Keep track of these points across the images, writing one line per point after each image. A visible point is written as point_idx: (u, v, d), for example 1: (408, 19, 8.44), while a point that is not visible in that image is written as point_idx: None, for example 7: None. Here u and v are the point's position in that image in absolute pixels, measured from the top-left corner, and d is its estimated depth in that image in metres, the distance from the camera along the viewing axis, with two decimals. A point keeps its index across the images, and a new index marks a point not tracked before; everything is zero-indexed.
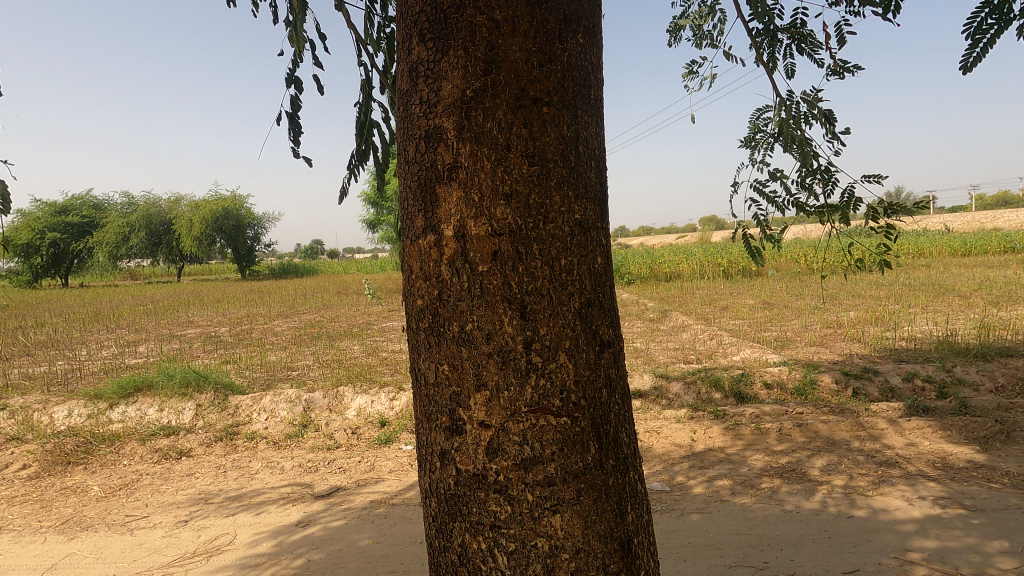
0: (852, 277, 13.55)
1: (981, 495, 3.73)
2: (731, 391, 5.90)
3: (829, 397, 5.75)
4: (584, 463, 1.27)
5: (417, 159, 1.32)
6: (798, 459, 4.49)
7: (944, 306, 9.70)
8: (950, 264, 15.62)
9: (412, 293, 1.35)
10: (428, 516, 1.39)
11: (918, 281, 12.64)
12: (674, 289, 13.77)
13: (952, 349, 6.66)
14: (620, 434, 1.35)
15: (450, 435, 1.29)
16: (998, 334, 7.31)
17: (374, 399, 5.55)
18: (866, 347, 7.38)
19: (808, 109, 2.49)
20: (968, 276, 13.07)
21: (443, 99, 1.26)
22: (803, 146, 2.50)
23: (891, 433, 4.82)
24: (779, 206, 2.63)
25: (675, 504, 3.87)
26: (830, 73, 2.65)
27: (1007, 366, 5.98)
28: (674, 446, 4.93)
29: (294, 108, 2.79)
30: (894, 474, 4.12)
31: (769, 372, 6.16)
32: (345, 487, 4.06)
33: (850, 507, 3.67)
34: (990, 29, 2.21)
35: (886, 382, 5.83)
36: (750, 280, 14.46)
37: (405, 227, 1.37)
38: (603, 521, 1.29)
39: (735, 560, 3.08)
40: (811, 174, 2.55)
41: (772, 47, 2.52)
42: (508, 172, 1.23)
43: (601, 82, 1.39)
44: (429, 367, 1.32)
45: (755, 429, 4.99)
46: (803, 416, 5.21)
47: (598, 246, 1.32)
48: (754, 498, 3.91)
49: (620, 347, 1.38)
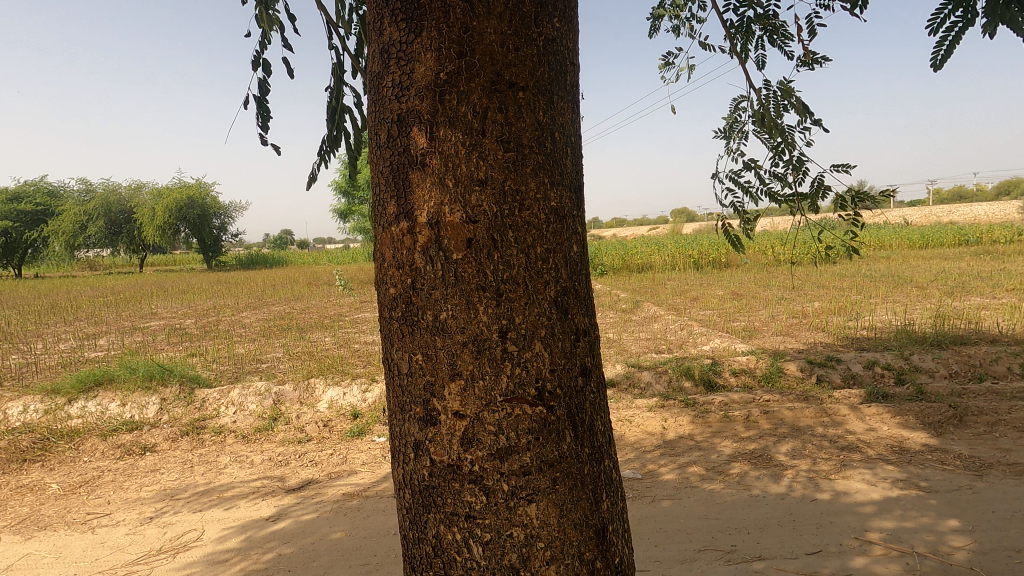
0: (817, 268, 13.96)
1: (935, 477, 3.92)
2: (701, 380, 6.01)
3: (794, 384, 5.92)
4: (559, 452, 1.27)
5: (389, 144, 1.29)
6: (764, 445, 4.62)
7: (901, 297, 10.07)
8: (910, 256, 16.18)
9: (384, 282, 1.33)
10: (401, 508, 1.38)
11: (879, 272, 13.09)
12: (646, 282, 13.86)
13: (910, 338, 6.91)
14: (595, 423, 1.35)
15: (423, 425, 1.28)
16: (952, 323, 7.62)
17: (346, 391, 5.49)
18: (829, 336, 7.62)
19: (780, 100, 2.53)
20: (925, 267, 13.59)
21: (416, 82, 1.23)
22: (775, 136, 2.54)
23: (852, 419, 5.01)
24: (753, 196, 2.69)
25: (646, 492, 3.95)
26: (801, 65, 2.71)
27: (961, 354, 6.23)
28: (645, 435, 5.02)
29: (262, 91, 2.71)
30: (855, 459, 4.28)
31: (737, 361, 6.33)
32: (316, 481, 4.00)
33: (815, 490, 3.80)
34: (956, 25, 2.25)
35: (849, 370, 6.03)
36: (719, 272, 14.79)
37: (376, 215, 1.34)
38: (578, 510, 1.29)
39: (704, 545, 3.18)
40: (783, 164, 2.60)
41: (745, 38, 2.54)
42: (483, 158, 1.21)
43: (576, 67, 1.38)
44: (403, 357, 1.30)
45: (723, 418, 5.12)
46: (769, 404, 5.36)
47: (574, 234, 1.32)
48: (723, 484, 4.01)
49: (596, 336, 1.37)
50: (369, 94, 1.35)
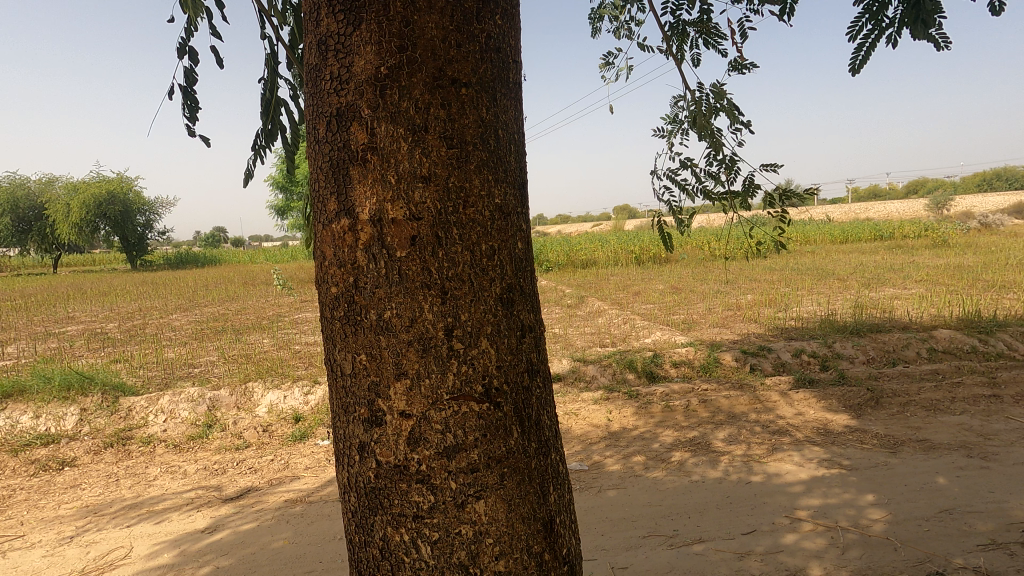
0: (750, 262, 14.69)
1: (855, 455, 4.23)
2: (643, 372, 6.21)
3: (729, 373, 6.22)
4: (506, 448, 1.27)
5: (327, 139, 1.25)
6: (702, 432, 4.83)
7: (824, 289, 10.75)
8: (832, 251, 17.31)
9: (325, 281, 1.29)
10: (347, 512, 1.35)
11: (805, 266, 13.92)
12: (590, 277, 14.14)
13: (832, 327, 7.40)
14: (542, 417, 1.36)
15: (368, 427, 1.26)
16: (869, 312, 8.22)
17: (287, 395, 5.30)
18: (760, 326, 8.05)
19: (714, 101, 2.64)
20: (846, 261, 14.58)
21: (355, 75, 1.20)
22: (709, 136, 2.65)
23: (782, 404, 5.32)
24: (689, 194, 2.79)
25: (593, 483, 4.06)
26: (732, 68, 2.83)
27: (877, 340, 6.74)
28: (591, 427, 5.13)
29: (189, 81, 2.57)
30: (785, 441, 4.55)
31: (677, 353, 6.57)
32: (257, 489, 3.85)
33: (749, 473, 4.01)
34: (870, 34, 2.42)
35: (778, 358, 6.39)
36: (660, 267, 15.29)
37: (316, 211, 1.30)
38: (526, 504, 1.30)
39: (648, 532, 3.33)
40: (716, 163, 2.72)
41: (681, 41, 2.63)
42: (426, 154, 1.20)
43: (519, 65, 1.38)
44: (346, 358, 1.27)
45: (665, 408, 5.31)
46: (707, 393, 5.60)
47: (518, 231, 1.32)
48: (665, 471, 4.17)
49: (541, 332, 1.39)
50: (306, 86, 1.30)
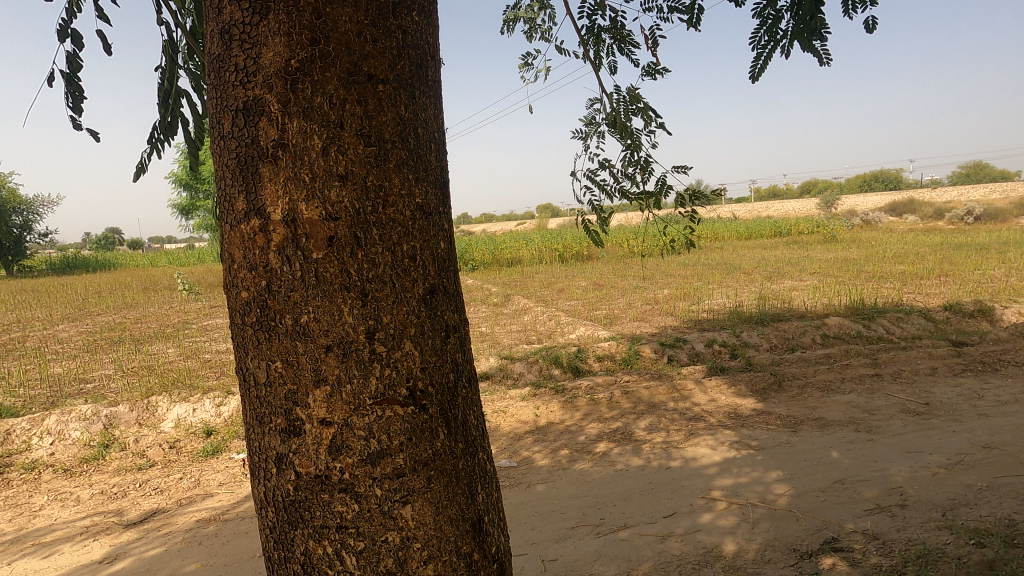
0: (665, 258, 15.45)
1: (761, 435, 4.57)
2: (569, 367, 6.37)
3: (649, 365, 6.52)
4: (432, 451, 1.25)
5: (234, 134, 1.18)
6: (625, 422, 5.03)
7: (732, 282, 11.51)
8: (738, 247, 18.57)
9: (235, 285, 1.22)
10: (265, 528, 1.28)
11: (714, 261, 14.85)
12: (515, 275, 14.30)
13: (740, 317, 7.94)
14: (469, 417, 1.35)
15: (286, 437, 1.20)
16: (770, 303, 8.90)
17: (196, 408, 4.92)
18: (676, 319, 8.49)
19: (629, 105, 2.74)
20: (750, 256, 15.69)
21: (263, 67, 1.14)
22: (626, 138, 2.76)
23: (697, 392, 5.65)
24: (608, 193, 2.89)
25: (522, 479, 4.15)
26: (644, 74, 2.96)
27: (778, 329, 7.31)
28: (519, 423, 5.20)
29: (71, 67, 2.33)
30: (700, 427, 4.83)
31: (600, 347, 6.80)
32: (164, 510, 3.57)
33: (668, 459, 4.23)
34: (766, 46, 2.61)
35: (693, 349, 6.77)
36: (582, 264, 15.72)
37: (222, 211, 1.22)
38: (453, 506, 1.28)
39: (576, 522, 3.49)
40: (633, 164, 2.83)
41: (597, 45, 2.71)
42: (342, 152, 1.15)
43: (438, 62, 1.36)
44: (261, 367, 1.20)
45: (590, 401, 5.48)
46: (628, 384, 5.84)
47: (441, 230, 1.30)
48: (591, 462, 4.31)
49: (466, 332, 1.37)
50: (208, 78, 1.22)
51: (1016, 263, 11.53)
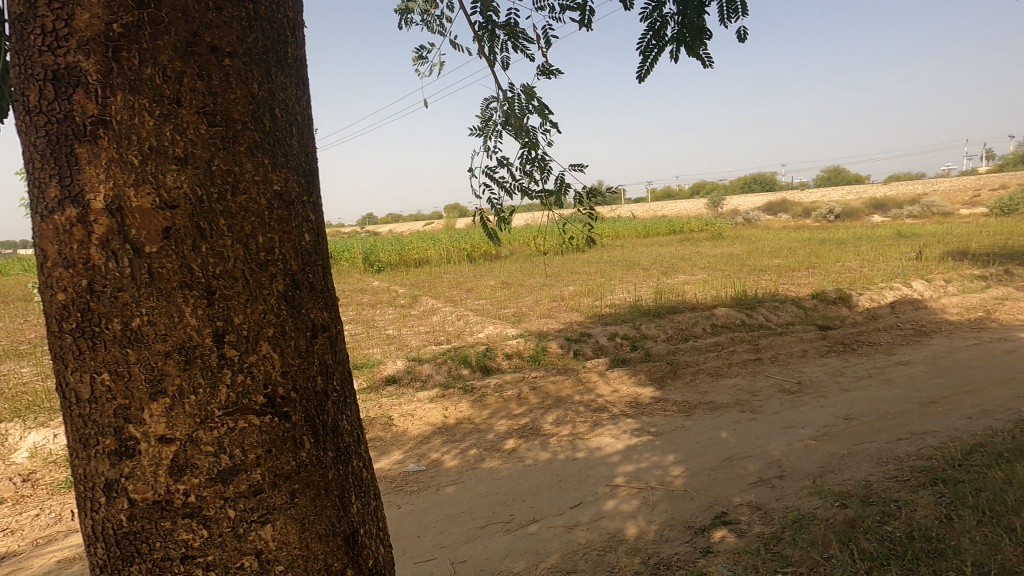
0: (571, 256, 15.93)
1: (659, 421, 4.83)
2: (478, 366, 6.35)
3: (555, 360, 6.67)
4: (296, 462, 1.16)
5: (44, 109, 1.03)
6: (533, 418, 5.10)
7: (632, 278, 12.09)
8: (638, 244, 19.59)
9: (48, 287, 1.05)
10: (95, 568, 1.11)
11: (616, 258, 15.54)
12: (423, 276, 14.08)
13: (639, 311, 8.36)
14: (341, 422, 1.27)
15: (118, 459, 1.06)
16: (666, 296, 9.46)
17: (57, 433, 4.34)
18: (581, 314, 8.77)
19: (525, 102, 2.76)
20: (648, 253, 16.59)
21: (76, 31, 1.00)
22: (523, 135, 2.77)
23: (600, 383, 5.86)
24: (507, 191, 2.89)
25: (431, 482, 4.07)
26: (540, 72, 3.00)
27: (673, 320, 7.78)
28: (428, 426, 5.11)
29: None
30: (604, 417, 5.01)
31: (509, 345, 6.86)
32: (14, 554, 3.10)
33: (574, 451, 4.35)
34: (653, 49, 2.74)
35: (597, 342, 7.02)
36: (491, 264, 15.81)
37: (32, 200, 1.06)
38: (323, 520, 1.20)
39: (486, 520, 3.48)
40: (531, 162, 2.85)
41: (492, 41, 2.71)
42: (179, 132, 1.04)
43: (300, 42, 1.28)
44: (83, 380, 1.05)
45: (498, 398, 5.50)
46: (536, 380, 5.94)
47: (305, 222, 1.21)
48: (500, 460, 4.32)
49: (338, 332, 1.30)
50: (9, 42, 1.06)
51: (867, 255, 13.14)
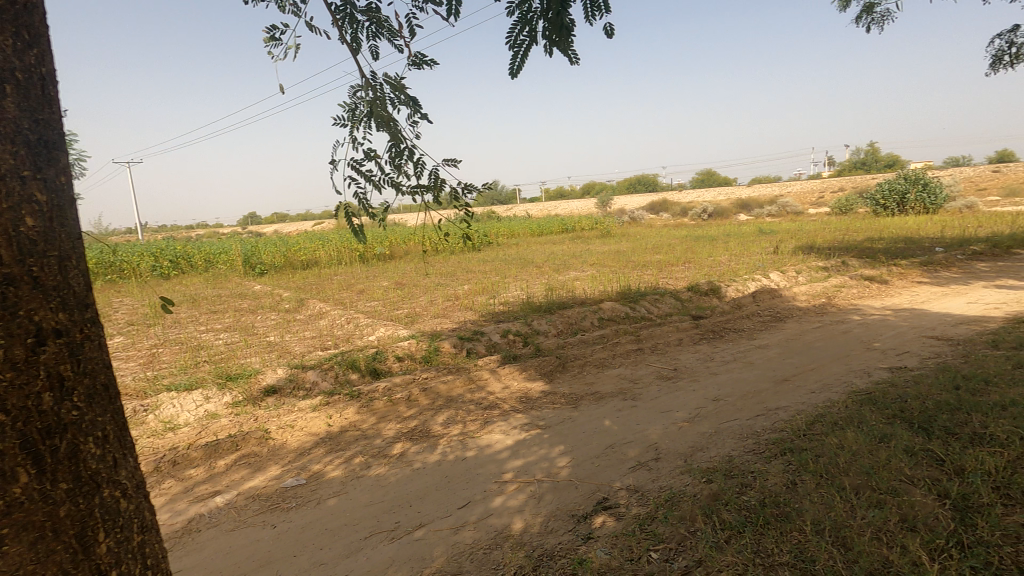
0: (466, 256, 15.91)
1: (548, 414, 4.93)
2: (366, 370, 6.09)
3: (448, 359, 6.58)
4: (14, 497, 1.21)
5: None
6: (423, 420, 4.98)
7: (525, 275, 12.30)
8: (532, 243, 20.01)
9: None
10: None
11: (511, 257, 15.76)
12: (311, 278, 13.33)
13: (531, 308, 8.51)
14: (78, 455, 1.33)
15: None
16: (557, 293, 9.72)
17: None
18: (475, 313, 8.76)
19: (390, 93, 2.65)
20: (542, 251, 17.01)
21: None
22: (389, 127, 2.65)
23: (492, 381, 5.87)
24: (376, 185, 2.77)
25: (312, 496, 3.82)
26: (412, 64, 2.90)
27: (563, 316, 8.01)
28: (310, 436, 4.80)
29: None
30: (495, 414, 5.02)
31: (399, 347, 6.66)
32: None
33: (464, 450, 4.30)
34: (524, 43, 2.74)
35: (489, 340, 7.03)
36: (384, 264, 15.33)
37: None
38: (48, 552, 1.26)
39: (370, 531, 3.32)
40: (400, 155, 2.75)
41: (353, 26, 2.56)
42: None
43: (41, 96, 1.39)
44: None
45: (387, 402, 5.31)
46: (427, 380, 5.81)
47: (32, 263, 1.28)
48: (387, 466, 4.16)
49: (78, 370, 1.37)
50: None
51: (734, 250, 14.44)
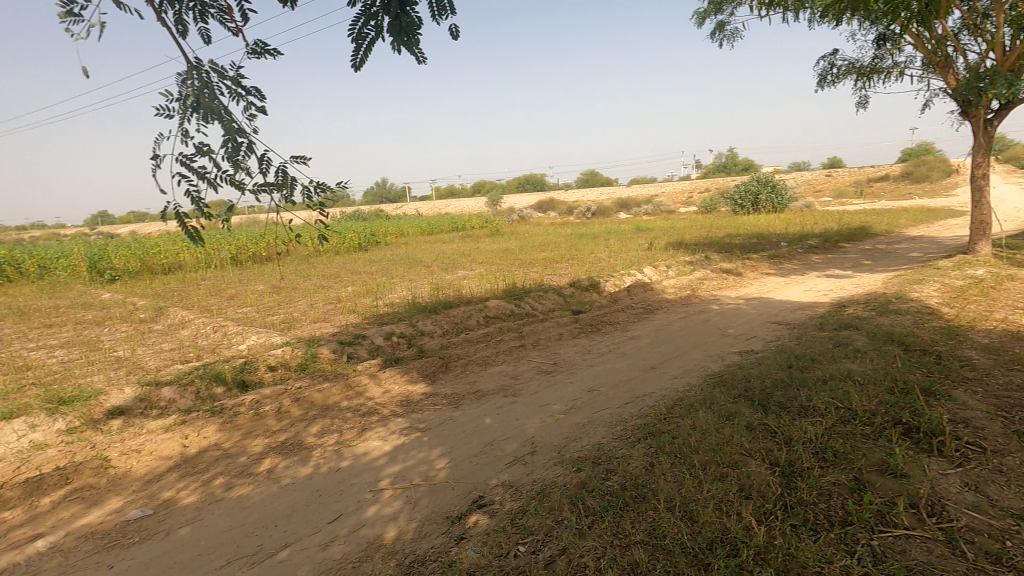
0: (352, 256, 15.29)
1: (429, 417, 4.86)
2: (232, 383, 5.61)
3: (326, 366, 6.26)
4: None
5: None
6: (295, 432, 4.69)
7: (413, 275, 12.08)
8: (421, 242, 19.70)
9: None
10: None
11: (399, 257, 15.39)
12: (174, 284, 12.05)
13: (416, 308, 8.36)
14: None
15: None
16: (444, 292, 9.64)
17: None
18: (358, 316, 8.42)
19: (222, 82, 2.43)
20: (431, 250, 16.80)
21: None
22: (222, 118, 2.43)
23: (372, 386, 5.67)
24: (211, 183, 2.53)
25: (160, 527, 3.43)
26: (251, 51, 2.69)
27: (449, 315, 7.96)
28: (161, 461, 4.32)
29: None
30: (373, 420, 4.85)
31: (271, 356, 6.22)
32: None
33: (338, 461, 4.10)
34: (367, 36, 2.64)
35: (371, 344, 6.79)
36: (260, 267, 14.27)
37: None
38: None
39: (227, 559, 3.05)
40: (238, 150, 2.53)
41: (174, 5, 2.32)
42: None
43: None
44: None
45: (254, 416, 4.93)
46: (301, 389, 5.47)
47: None
48: (251, 485, 3.85)
49: None
50: None
51: (614, 247, 15.25)
